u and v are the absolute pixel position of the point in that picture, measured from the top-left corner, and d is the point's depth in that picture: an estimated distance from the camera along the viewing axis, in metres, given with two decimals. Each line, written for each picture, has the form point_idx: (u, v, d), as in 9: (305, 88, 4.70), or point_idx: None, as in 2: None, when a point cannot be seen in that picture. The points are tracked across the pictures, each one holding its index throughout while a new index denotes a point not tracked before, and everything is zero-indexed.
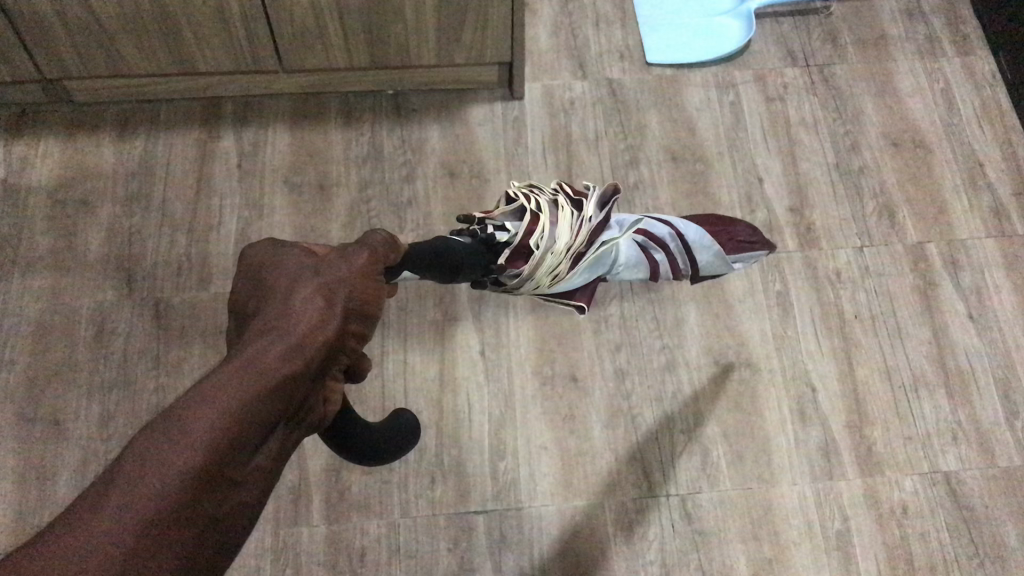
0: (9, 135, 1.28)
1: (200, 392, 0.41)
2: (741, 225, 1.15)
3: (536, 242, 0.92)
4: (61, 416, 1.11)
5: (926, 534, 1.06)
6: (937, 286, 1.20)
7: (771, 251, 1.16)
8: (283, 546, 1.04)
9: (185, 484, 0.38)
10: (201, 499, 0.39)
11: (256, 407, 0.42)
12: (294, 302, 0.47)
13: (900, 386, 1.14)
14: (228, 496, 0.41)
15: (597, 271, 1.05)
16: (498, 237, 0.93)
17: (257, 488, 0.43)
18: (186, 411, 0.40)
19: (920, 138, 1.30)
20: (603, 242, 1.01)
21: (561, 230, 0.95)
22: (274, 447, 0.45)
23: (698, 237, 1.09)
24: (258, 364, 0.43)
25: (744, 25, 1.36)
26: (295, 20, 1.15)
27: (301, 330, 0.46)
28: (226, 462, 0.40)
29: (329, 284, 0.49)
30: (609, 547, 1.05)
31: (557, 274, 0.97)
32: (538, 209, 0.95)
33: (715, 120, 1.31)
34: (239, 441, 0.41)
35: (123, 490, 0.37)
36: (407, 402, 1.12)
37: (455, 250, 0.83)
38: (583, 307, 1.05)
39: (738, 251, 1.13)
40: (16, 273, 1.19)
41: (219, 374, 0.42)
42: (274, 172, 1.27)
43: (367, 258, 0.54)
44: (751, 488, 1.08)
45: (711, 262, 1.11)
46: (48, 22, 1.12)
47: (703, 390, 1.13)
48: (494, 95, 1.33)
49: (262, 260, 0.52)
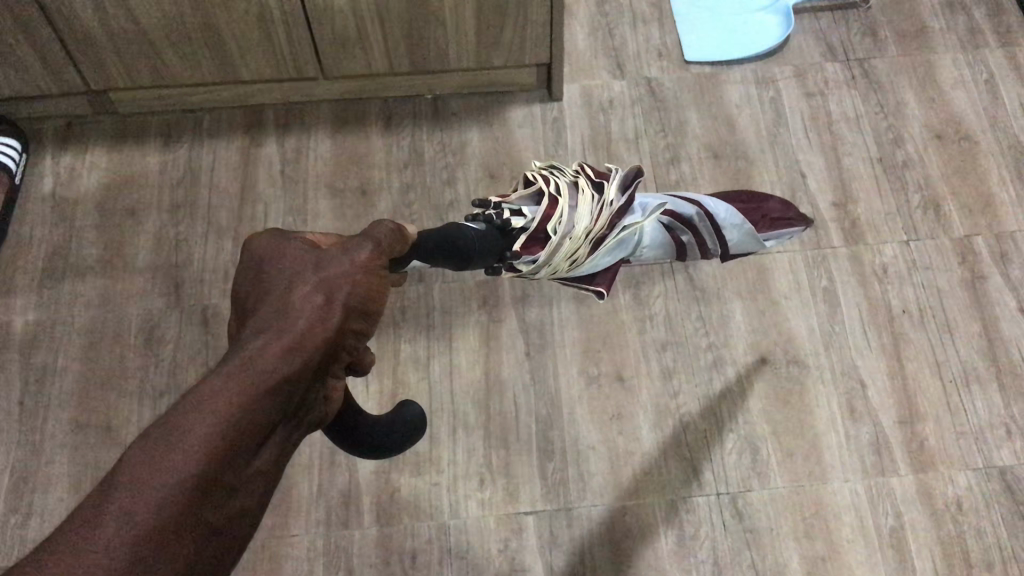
0: (57, 146, 1.30)
1: (196, 397, 0.40)
2: (774, 201, 1.15)
3: (553, 227, 0.92)
4: (114, 422, 1.12)
5: (982, 528, 1.04)
6: (986, 279, 1.18)
7: (805, 225, 1.16)
8: (336, 548, 1.05)
9: (179, 496, 0.37)
10: (197, 511, 0.38)
11: (253, 412, 0.41)
12: (293, 297, 0.46)
13: (951, 380, 1.12)
14: (226, 504, 0.40)
15: (619, 254, 1.04)
16: (513, 222, 0.93)
17: (256, 492, 0.42)
18: (181, 414, 0.39)
19: (965, 130, 1.29)
20: (626, 225, 1.01)
21: (581, 214, 0.94)
22: (272, 450, 0.43)
23: (727, 216, 1.08)
24: (257, 365, 0.42)
25: (783, 20, 1.36)
26: (336, 27, 1.16)
27: (300, 327, 0.45)
28: (222, 468, 0.39)
29: (328, 280, 0.48)
30: (660, 546, 1.04)
31: (574, 259, 0.97)
32: (557, 192, 0.94)
33: (756, 117, 1.30)
34: (239, 445, 0.40)
35: (121, 500, 0.36)
36: (454, 405, 1.12)
37: (467, 236, 0.84)
38: (603, 292, 1.03)
39: (771, 228, 1.13)
40: (65, 281, 1.21)
41: (214, 378, 0.41)
42: (316, 178, 1.28)
43: (369, 252, 0.52)
44: (803, 484, 1.07)
45: (740, 239, 1.11)
46: (95, 34, 1.14)
47: (750, 388, 1.13)
48: (532, 96, 1.33)
49: (262, 253, 0.51)
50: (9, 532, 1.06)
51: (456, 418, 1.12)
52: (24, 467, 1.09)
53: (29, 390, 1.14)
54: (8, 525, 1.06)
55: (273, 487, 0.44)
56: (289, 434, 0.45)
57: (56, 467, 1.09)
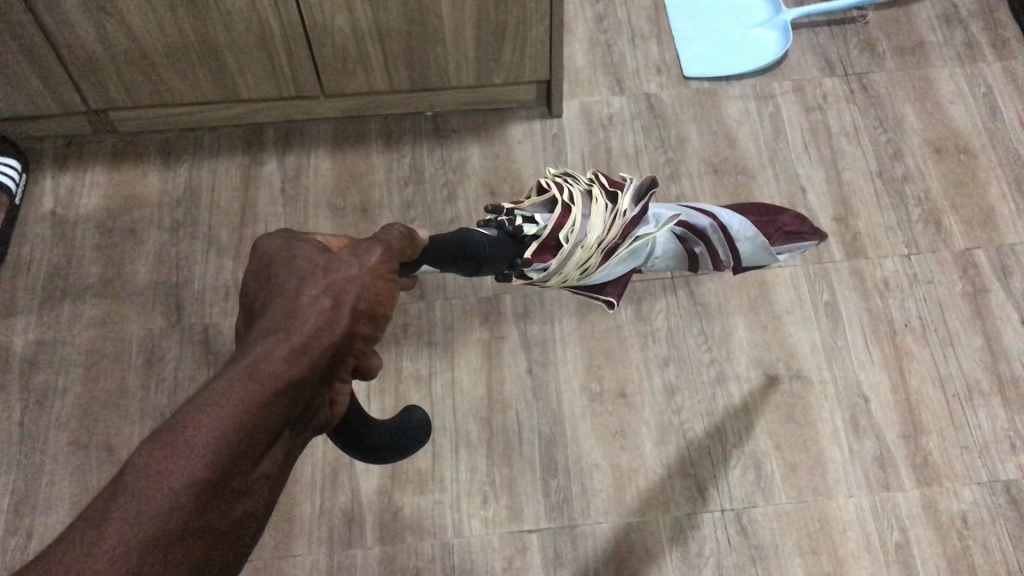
0: (57, 166, 1.31)
1: (202, 399, 0.38)
2: (788, 215, 1.15)
3: (565, 236, 0.91)
4: (114, 442, 1.11)
5: (988, 543, 1.04)
6: (987, 292, 1.18)
7: (818, 241, 1.17)
8: (339, 567, 1.04)
9: (185, 503, 0.36)
10: (204, 516, 0.37)
11: (260, 416, 0.39)
12: (301, 301, 0.45)
13: (954, 394, 1.12)
14: (232, 509, 0.38)
15: (630, 264, 1.03)
16: (526, 229, 0.91)
17: (263, 496, 0.41)
18: (188, 417, 0.38)
19: (964, 144, 1.29)
20: (638, 236, 1.00)
21: (593, 223, 0.93)
22: (280, 454, 0.42)
23: (741, 228, 1.08)
24: (263, 368, 0.41)
25: (781, 35, 1.37)
26: (336, 45, 1.17)
27: (307, 330, 0.43)
28: (227, 473, 0.38)
29: (335, 283, 0.47)
30: (664, 563, 1.04)
31: (586, 268, 0.95)
32: (570, 200, 0.93)
33: (755, 132, 1.31)
34: (245, 450, 0.39)
35: (125, 506, 0.35)
36: (456, 423, 1.12)
37: (477, 242, 0.83)
38: (612, 301, 1.03)
39: (785, 241, 1.13)
40: (66, 301, 1.20)
41: (221, 380, 0.40)
42: (317, 196, 1.28)
43: (380, 254, 0.51)
44: (807, 500, 1.07)
45: (753, 251, 1.11)
46: (96, 54, 1.14)
47: (754, 403, 1.12)
48: (532, 113, 1.34)
49: (271, 255, 0.50)
50: (10, 553, 1.05)
51: (458, 436, 1.11)
52: (24, 489, 1.08)
53: (30, 410, 1.13)
54: (9, 547, 1.05)
55: (278, 492, 0.42)
56: (296, 438, 0.44)
57: (58, 489, 1.09)
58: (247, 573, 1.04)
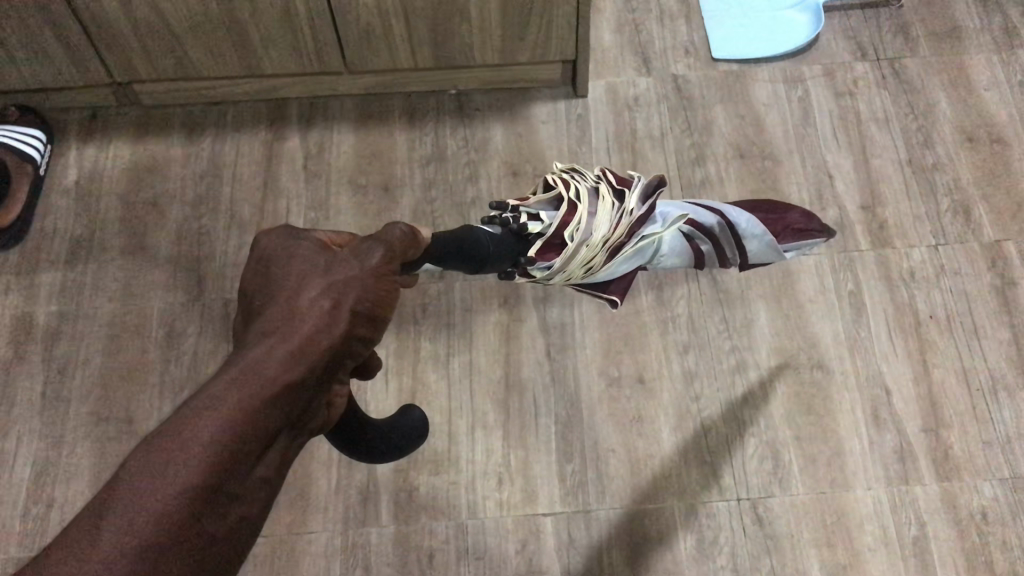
0: (82, 137, 1.31)
1: (198, 403, 0.38)
2: (797, 211, 1.13)
3: (570, 234, 0.90)
4: (134, 414, 1.12)
5: (1007, 540, 1.03)
6: (1016, 285, 1.16)
7: (828, 237, 1.13)
8: (353, 545, 1.05)
9: (178, 509, 0.36)
10: (200, 520, 0.37)
11: (254, 420, 0.39)
12: (300, 303, 0.45)
13: (978, 389, 1.11)
14: (228, 514, 0.38)
15: (636, 262, 1.03)
16: (530, 227, 0.91)
17: (258, 501, 0.40)
18: (182, 421, 0.38)
19: (997, 133, 1.26)
20: (645, 235, 0.99)
21: (599, 222, 0.92)
22: (275, 458, 0.42)
23: (749, 226, 1.07)
24: (258, 371, 0.40)
25: (812, 19, 1.34)
26: (361, 21, 1.16)
27: (305, 332, 0.43)
28: (222, 479, 0.38)
29: (336, 284, 0.46)
30: (678, 551, 1.03)
31: (590, 266, 0.95)
32: (576, 198, 0.92)
33: (783, 115, 1.29)
34: (241, 454, 0.39)
35: (118, 513, 0.35)
36: (473, 404, 1.12)
37: (482, 240, 0.83)
38: (616, 301, 1.03)
39: (794, 239, 1.12)
40: (87, 273, 1.21)
41: (218, 385, 0.39)
42: (339, 173, 1.27)
43: (383, 254, 0.50)
44: (824, 491, 1.06)
45: (761, 249, 1.10)
46: (121, 27, 1.14)
47: (773, 392, 1.11)
48: (557, 93, 1.32)
49: (271, 254, 0.49)
50: (31, 523, 1.06)
51: (475, 417, 1.11)
52: (45, 458, 1.10)
53: (51, 382, 1.14)
54: (29, 517, 1.07)
55: (274, 495, 0.42)
56: (292, 442, 0.44)
57: (77, 460, 1.10)
58: (261, 548, 1.05)
